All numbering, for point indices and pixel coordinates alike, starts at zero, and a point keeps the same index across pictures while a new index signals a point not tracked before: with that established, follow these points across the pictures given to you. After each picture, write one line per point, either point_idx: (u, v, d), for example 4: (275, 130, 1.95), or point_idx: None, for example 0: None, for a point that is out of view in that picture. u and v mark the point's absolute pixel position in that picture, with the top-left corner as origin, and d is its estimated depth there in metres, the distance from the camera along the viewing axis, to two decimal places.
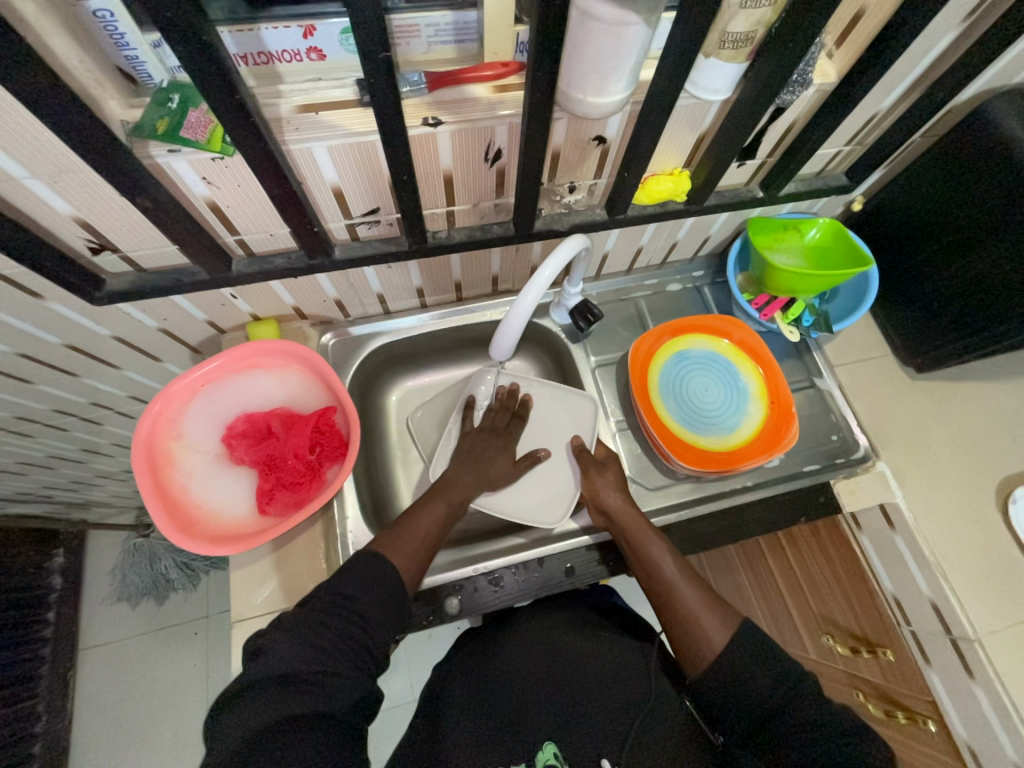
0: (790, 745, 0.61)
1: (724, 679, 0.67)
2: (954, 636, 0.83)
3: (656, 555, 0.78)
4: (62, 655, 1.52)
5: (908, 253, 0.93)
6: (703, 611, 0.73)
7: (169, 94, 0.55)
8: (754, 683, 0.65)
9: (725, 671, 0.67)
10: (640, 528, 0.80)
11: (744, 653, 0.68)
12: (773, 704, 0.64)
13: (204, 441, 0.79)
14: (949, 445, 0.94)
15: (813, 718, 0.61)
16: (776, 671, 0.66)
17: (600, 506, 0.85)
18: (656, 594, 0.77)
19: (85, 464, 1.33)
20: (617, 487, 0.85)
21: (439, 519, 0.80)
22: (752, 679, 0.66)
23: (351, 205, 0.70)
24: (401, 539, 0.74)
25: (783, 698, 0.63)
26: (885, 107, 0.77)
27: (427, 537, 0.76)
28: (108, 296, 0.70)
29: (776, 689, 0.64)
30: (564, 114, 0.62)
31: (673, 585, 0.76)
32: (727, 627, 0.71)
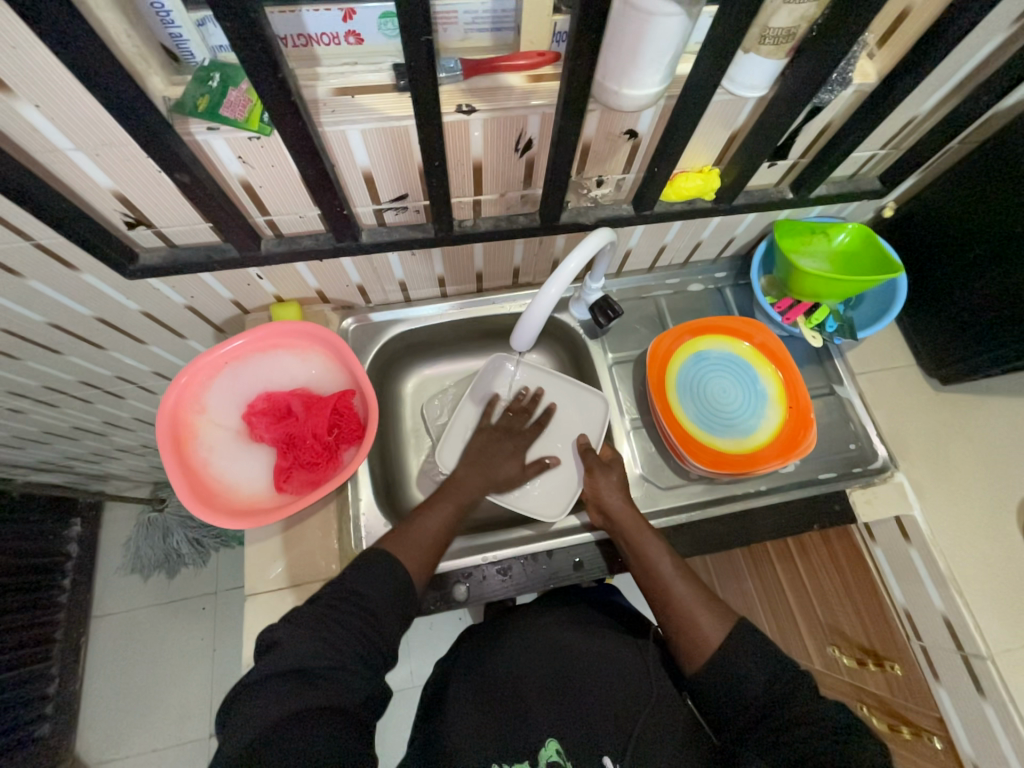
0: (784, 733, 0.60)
1: (722, 678, 0.67)
2: (966, 652, 0.82)
3: (650, 553, 0.79)
4: (76, 621, 1.57)
5: (940, 263, 0.91)
6: (699, 608, 0.73)
7: (210, 73, 0.55)
8: (748, 682, 0.66)
9: (721, 668, 0.68)
10: (638, 527, 0.81)
11: (744, 652, 0.68)
12: (764, 701, 0.64)
13: (226, 417, 0.81)
14: (971, 458, 0.92)
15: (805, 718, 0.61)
16: (773, 668, 0.66)
17: (600, 502, 0.85)
18: (653, 592, 0.77)
19: (106, 436, 1.36)
20: (618, 487, 0.85)
21: (448, 525, 0.79)
22: (748, 680, 0.66)
23: (380, 190, 0.71)
24: (411, 536, 0.75)
25: (777, 696, 0.63)
26: (924, 112, 0.76)
27: (438, 538, 0.78)
28: (141, 270, 0.71)
29: (770, 687, 0.64)
30: (598, 106, 0.62)
31: (670, 582, 0.76)
32: (722, 624, 0.72)
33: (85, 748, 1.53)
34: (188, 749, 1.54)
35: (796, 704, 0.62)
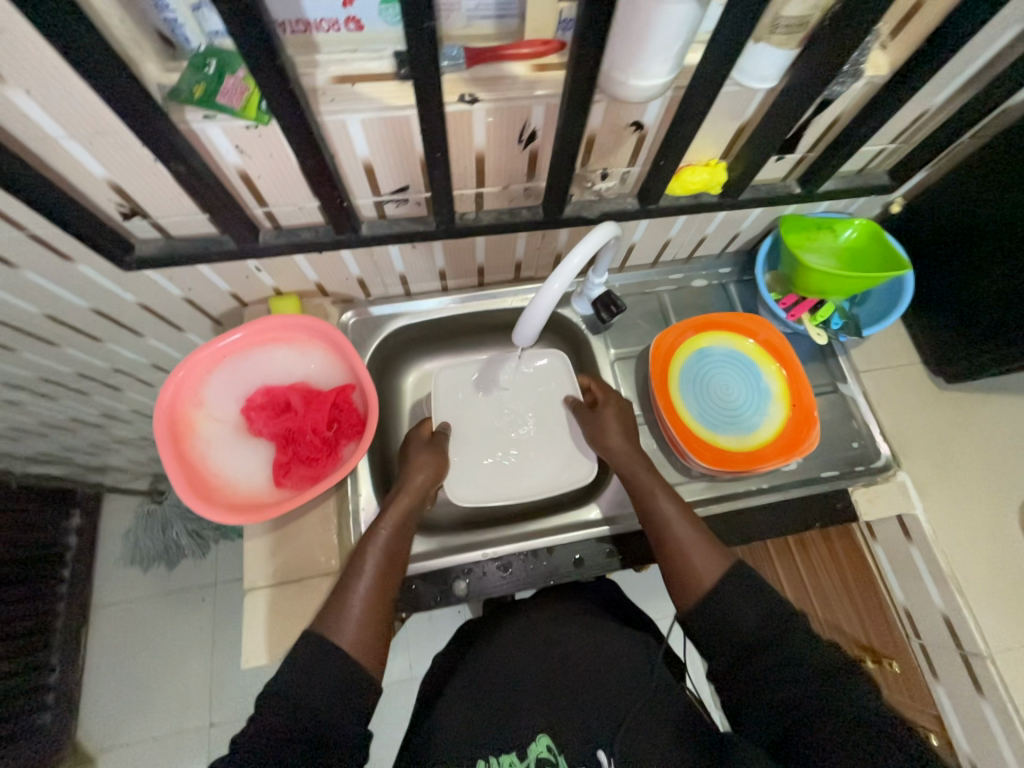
0: (770, 676, 0.61)
1: (714, 616, 0.66)
2: (965, 651, 0.82)
3: (647, 488, 0.79)
4: (75, 612, 1.57)
5: (947, 260, 0.90)
6: (693, 547, 0.72)
7: (207, 59, 0.53)
8: (741, 623, 0.64)
9: (713, 606, 0.66)
10: (639, 466, 0.82)
11: (738, 590, 0.67)
12: (756, 641, 0.63)
13: (224, 412, 0.80)
14: (974, 458, 0.92)
15: (798, 657, 0.61)
16: (766, 609, 0.64)
17: (605, 431, 0.86)
18: (653, 532, 0.76)
19: (104, 429, 1.35)
20: (621, 429, 0.86)
21: (376, 579, 0.69)
22: (740, 620, 0.64)
23: (381, 181, 0.69)
24: (335, 605, 0.65)
25: (771, 635, 0.62)
26: (936, 105, 0.74)
27: (383, 592, 0.68)
28: (137, 261, 0.70)
29: (762, 626, 0.63)
30: (603, 97, 0.61)
31: (671, 522, 0.75)
32: (719, 562, 0.70)
33: (85, 738, 1.54)
34: (188, 738, 1.54)
35: (788, 648, 0.61)
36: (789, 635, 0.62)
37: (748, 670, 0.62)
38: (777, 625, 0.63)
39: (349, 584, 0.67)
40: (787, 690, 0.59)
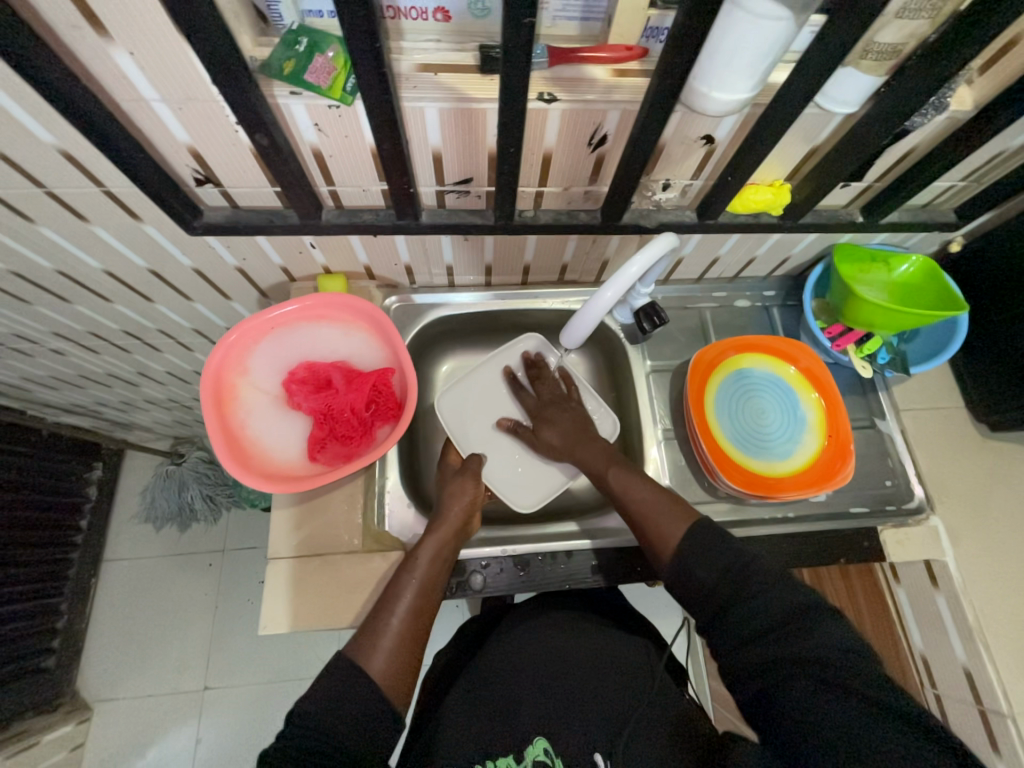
0: (737, 628, 0.59)
1: (678, 570, 0.66)
2: (985, 706, 0.80)
3: (593, 459, 0.83)
4: (88, 562, 1.62)
5: (1006, 305, 0.87)
6: (651, 504, 0.73)
7: (298, 37, 0.55)
8: (699, 579, 0.64)
9: (679, 561, 0.66)
10: (584, 441, 0.86)
11: (697, 542, 0.66)
12: (718, 596, 0.62)
13: (266, 382, 0.81)
14: (1012, 510, 0.89)
15: (762, 606, 0.59)
16: (724, 561, 0.63)
17: (548, 419, 0.92)
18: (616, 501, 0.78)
19: (137, 387, 1.38)
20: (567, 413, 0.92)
21: (411, 611, 0.68)
22: (699, 576, 0.64)
23: (446, 171, 0.70)
24: (368, 634, 0.66)
25: (731, 586, 0.61)
26: (1015, 146, 0.72)
27: (416, 627, 0.68)
28: (202, 227, 0.72)
29: (720, 578, 0.63)
30: (681, 108, 0.61)
31: (629, 488, 0.77)
32: (681, 516, 0.70)
33: (85, 685, 1.57)
34: (181, 698, 1.57)
35: (749, 596, 0.60)
36: (749, 582, 0.61)
37: (718, 625, 0.61)
38: (733, 578, 0.62)
39: (381, 619, 0.67)
40: (754, 642, 0.58)
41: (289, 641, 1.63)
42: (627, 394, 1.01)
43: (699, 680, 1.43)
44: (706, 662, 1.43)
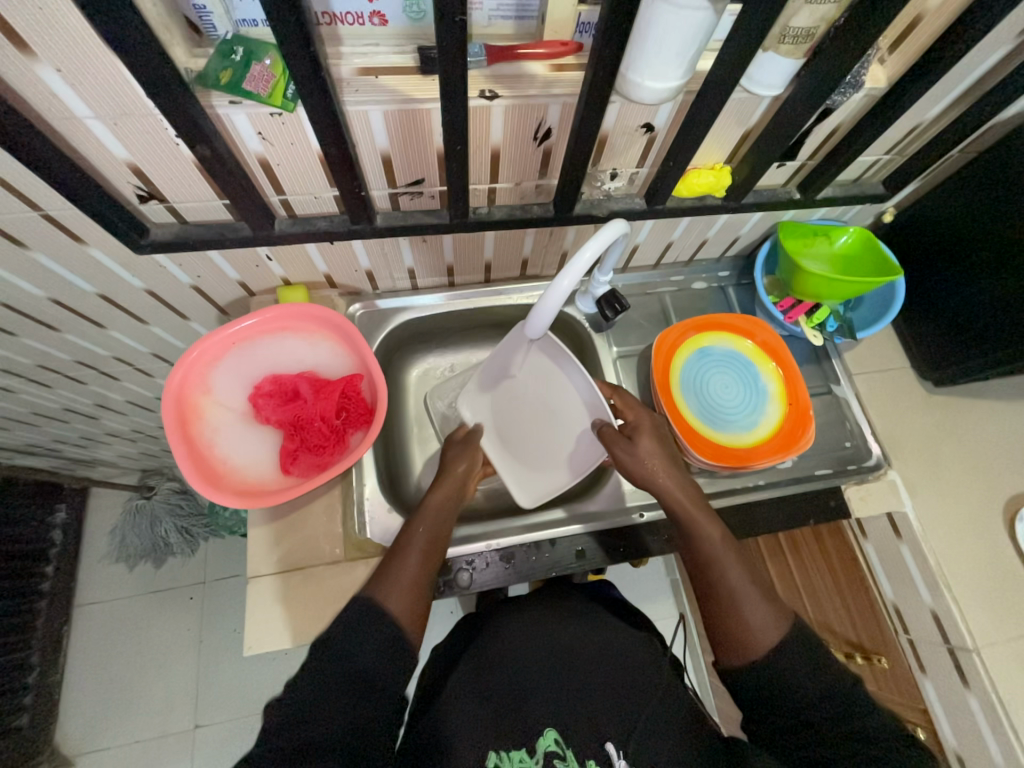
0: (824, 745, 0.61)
1: (769, 680, 0.64)
2: (952, 645, 0.85)
3: (707, 536, 0.73)
4: (58, 608, 1.54)
5: (937, 267, 0.93)
6: (754, 602, 0.68)
7: (234, 46, 0.55)
8: (804, 694, 0.63)
9: (769, 675, 0.64)
10: (689, 505, 0.74)
11: (797, 661, 0.64)
12: (818, 713, 0.62)
13: (231, 399, 0.80)
14: (961, 459, 0.95)
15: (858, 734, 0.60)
16: (829, 685, 0.63)
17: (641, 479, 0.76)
18: (701, 575, 0.72)
19: (97, 420, 1.33)
20: (654, 457, 0.76)
21: (420, 560, 0.71)
22: (803, 689, 0.63)
23: (397, 174, 0.71)
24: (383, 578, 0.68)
25: (835, 712, 0.62)
26: (928, 119, 0.78)
27: (426, 571, 0.70)
28: (151, 245, 0.70)
29: (823, 702, 0.62)
30: (618, 98, 0.63)
31: (723, 569, 0.71)
32: (780, 624, 0.67)
33: (65, 740, 1.49)
34: (172, 740, 1.51)
35: (848, 724, 0.61)
36: (849, 711, 0.62)
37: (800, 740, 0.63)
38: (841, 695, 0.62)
39: (395, 566, 0.70)
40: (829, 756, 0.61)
41: (281, 669, 1.58)
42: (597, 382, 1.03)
43: (693, 657, 1.47)
44: (698, 639, 1.46)
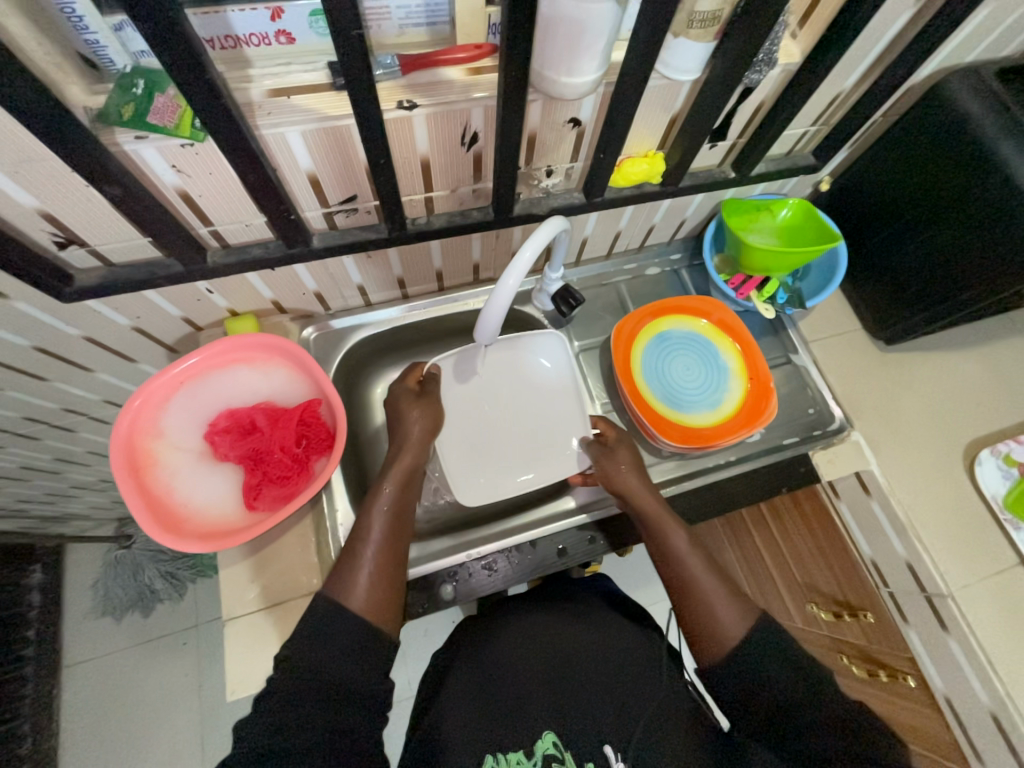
0: (807, 732, 0.57)
1: (738, 676, 0.62)
2: (929, 592, 0.88)
3: (677, 540, 0.74)
4: (44, 673, 1.48)
5: (874, 230, 0.96)
6: (719, 599, 0.68)
7: (134, 79, 0.53)
8: (772, 681, 0.61)
9: (740, 668, 0.63)
10: (659, 513, 0.77)
11: (767, 650, 0.63)
12: (787, 704, 0.59)
13: (186, 439, 0.78)
14: (918, 412, 0.98)
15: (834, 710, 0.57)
16: (800, 668, 0.61)
17: (613, 492, 0.83)
18: (670, 573, 0.73)
19: (58, 475, 1.28)
20: (631, 468, 0.83)
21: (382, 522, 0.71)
22: (771, 677, 0.61)
23: (328, 192, 0.70)
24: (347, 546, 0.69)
25: (807, 691, 0.59)
26: (847, 87, 0.80)
27: (393, 536, 0.71)
28: (79, 291, 0.67)
29: (796, 686, 0.59)
30: (539, 96, 0.63)
31: (687, 566, 0.72)
32: (745, 617, 0.66)
33: None
34: None
35: (822, 699, 0.58)
36: (822, 688, 0.59)
37: (779, 734, 0.59)
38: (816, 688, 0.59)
39: (360, 527, 0.71)
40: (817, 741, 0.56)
41: None
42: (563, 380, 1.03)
43: None
44: None
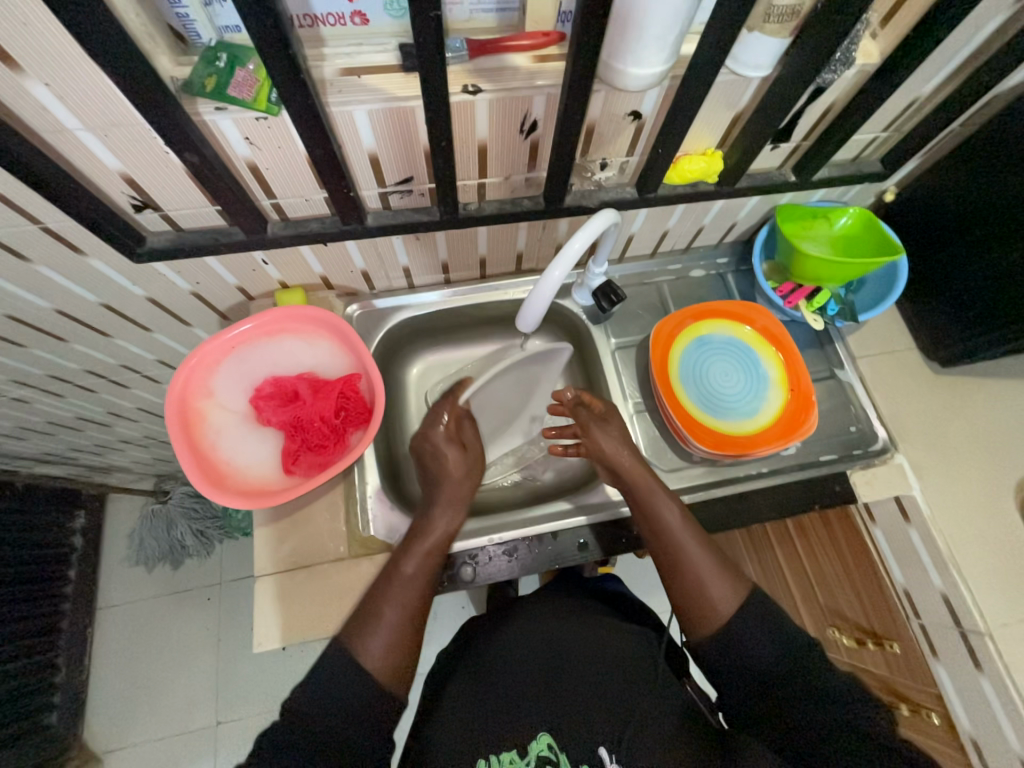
0: (792, 707, 0.62)
1: (726, 645, 0.67)
2: (965, 629, 0.84)
3: (663, 512, 0.76)
4: (81, 611, 1.58)
5: (940, 245, 0.91)
6: (711, 577, 0.71)
7: (217, 53, 0.56)
8: (759, 653, 0.65)
9: (727, 639, 0.67)
10: (651, 488, 0.77)
11: (754, 623, 0.67)
12: (777, 671, 0.64)
13: (233, 401, 0.81)
14: (970, 441, 0.93)
15: (819, 690, 0.62)
16: (784, 641, 0.66)
17: (598, 464, 0.83)
18: (662, 553, 0.75)
19: (110, 427, 1.36)
20: (620, 441, 0.82)
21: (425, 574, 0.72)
22: (758, 650, 0.66)
23: (386, 173, 0.71)
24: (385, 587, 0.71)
25: (793, 667, 0.64)
26: (925, 94, 0.76)
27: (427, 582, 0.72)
28: (148, 253, 0.71)
29: (781, 658, 0.65)
30: (603, 87, 0.63)
31: (681, 545, 0.73)
32: (735, 595, 0.70)
33: (93, 738, 1.54)
34: (195, 737, 1.55)
35: (805, 674, 0.63)
36: (805, 664, 0.64)
37: (764, 700, 0.64)
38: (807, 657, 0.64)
39: (390, 588, 0.70)
40: (801, 716, 0.62)
41: (295, 667, 1.61)
42: (597, 376, 1.03)
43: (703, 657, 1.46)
44: None
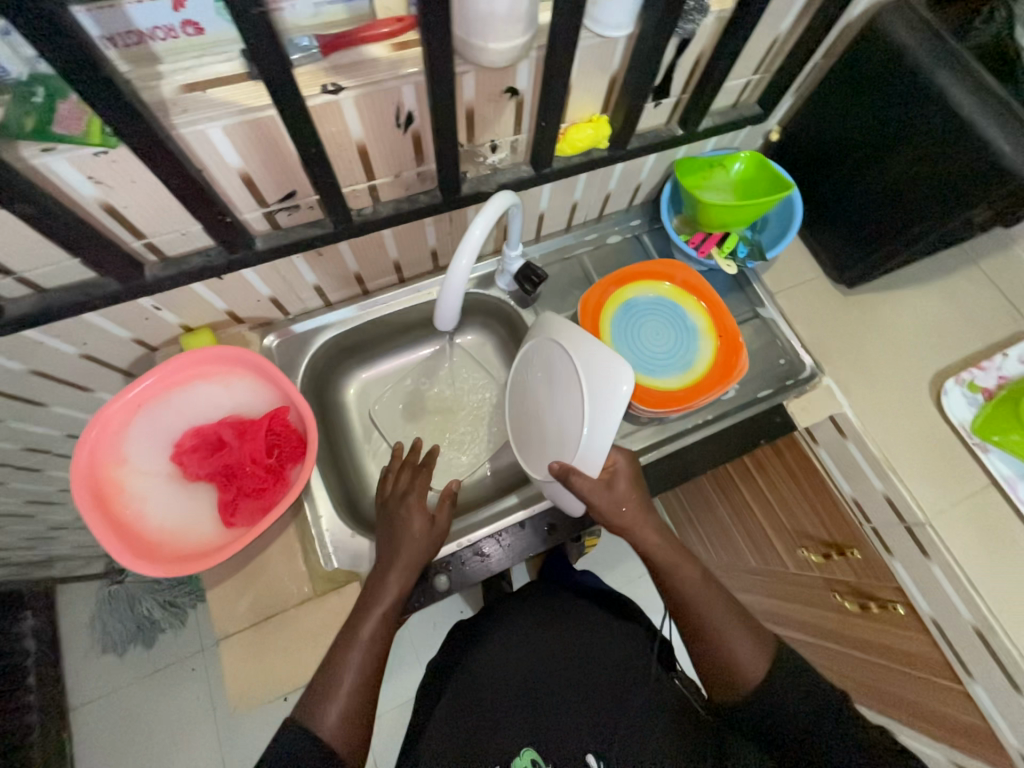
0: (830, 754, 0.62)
1: (763, 707, 0.66)
2: (908, 523, 0.90)
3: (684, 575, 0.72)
4: (50, 718, 1.45)
5: (825, 174, 0.96)
6: (739, 635, 0.69)
7: (31, 87, 0.49)
8: (791, 709, 0.65)
9: (763, 704, 0.66)
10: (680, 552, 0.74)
11: (789, 682, 0.67)
12: (805, 720, 0.64)
13: (153, 463, 0.75)
14: (884, 351, 1.00)
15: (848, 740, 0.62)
16: (818, 696, 0.65)
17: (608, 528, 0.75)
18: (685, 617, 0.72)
19: (35, 517, 1.23)
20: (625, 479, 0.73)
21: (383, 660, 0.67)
22: (790, 706, 0.65)
23: (264, 190, 0.67)
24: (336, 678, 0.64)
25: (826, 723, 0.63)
26: (783, 31, 0.79)
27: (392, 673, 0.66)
28: (12, 324, 0.64)
29: (815, 716, 0.64)
30: (469, 67, 0.61)
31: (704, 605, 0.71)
32: (765, 650, 0.69)
33: None
34: None
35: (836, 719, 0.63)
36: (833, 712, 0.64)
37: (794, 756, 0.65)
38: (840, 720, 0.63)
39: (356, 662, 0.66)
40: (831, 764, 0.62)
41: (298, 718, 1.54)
42: None
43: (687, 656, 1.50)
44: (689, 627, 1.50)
